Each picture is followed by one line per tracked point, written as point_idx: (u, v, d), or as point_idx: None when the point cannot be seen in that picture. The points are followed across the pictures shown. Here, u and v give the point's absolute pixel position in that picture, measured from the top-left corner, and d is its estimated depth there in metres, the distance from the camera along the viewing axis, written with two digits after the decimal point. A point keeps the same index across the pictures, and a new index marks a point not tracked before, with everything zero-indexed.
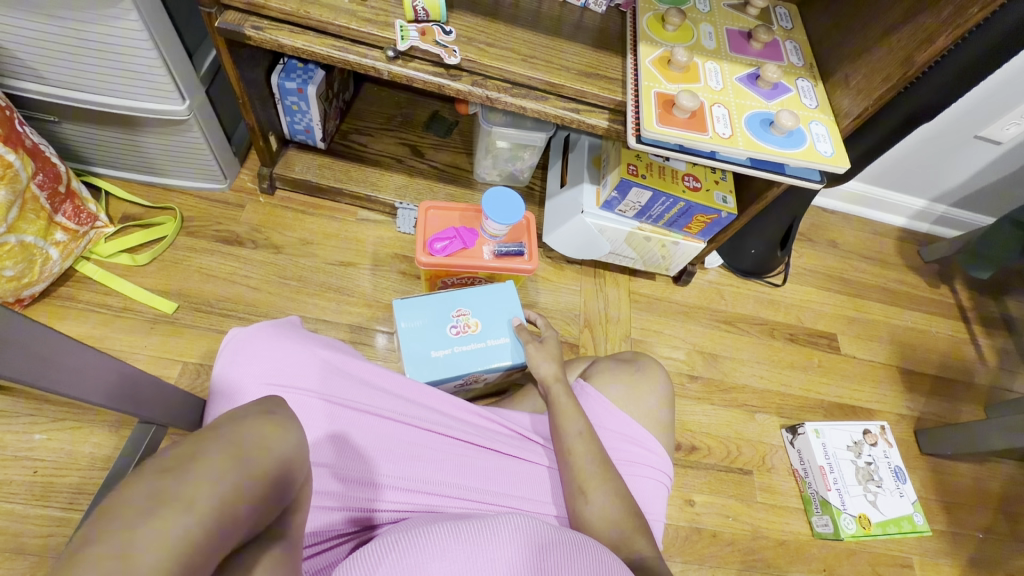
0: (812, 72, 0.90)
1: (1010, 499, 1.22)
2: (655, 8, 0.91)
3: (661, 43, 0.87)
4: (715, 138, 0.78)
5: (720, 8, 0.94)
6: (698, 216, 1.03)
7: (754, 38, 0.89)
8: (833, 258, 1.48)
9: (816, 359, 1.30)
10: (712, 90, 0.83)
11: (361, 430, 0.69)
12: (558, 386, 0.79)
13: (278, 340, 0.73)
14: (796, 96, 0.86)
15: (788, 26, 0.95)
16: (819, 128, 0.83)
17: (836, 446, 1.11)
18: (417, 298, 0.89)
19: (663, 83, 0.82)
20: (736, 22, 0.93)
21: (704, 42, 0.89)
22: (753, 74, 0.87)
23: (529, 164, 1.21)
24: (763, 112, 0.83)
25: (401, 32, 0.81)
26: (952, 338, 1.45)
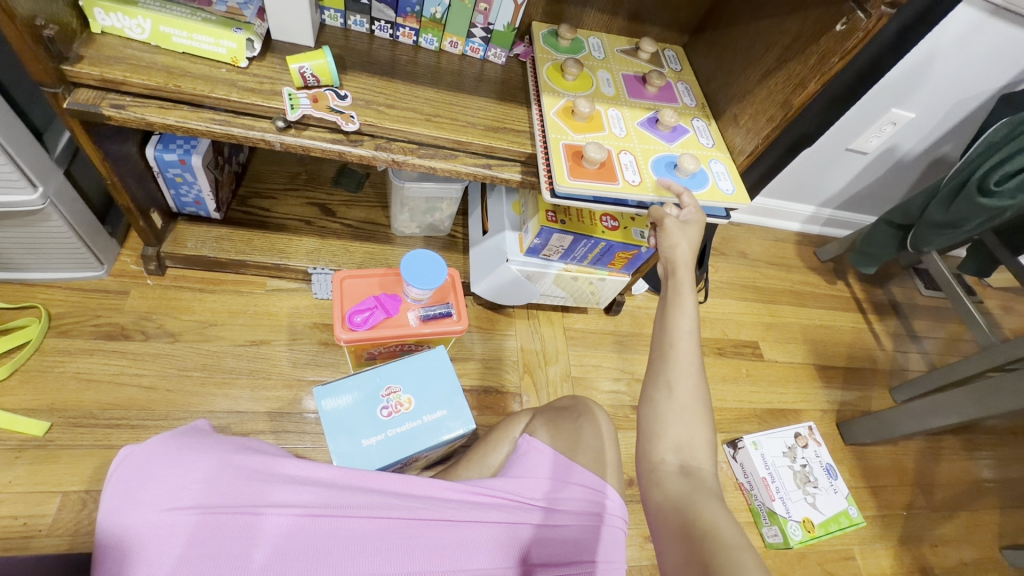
0: (704, 112, 0.95)
1: (923, 472, 1.35)
2: (553, 57, 0.92)
3: (563, 93, 0.88)
4: (626, 186, 0.80)
5: (615, 55, 0.98)
6: (620, 253, 1.05)
7: (648, 83, 0.93)
8: (744, 268, 1.59)
9: (744, 370, 1.37)
10: (617, 138, 0.85)
11: (287, 539, 0.53)
12: (684, 271, 0.70)
13: (180, 452, 0.56)
14: (694, 138, 0.90)
15: (677, 68, 1.01)
16: (719, 166, 0.88)
17: (773, 455, 1.16)
18: (341, 380, 0.81)
19: (571, 134, 0.83)
20: (631, 68, 0.97)
21: (605, 90, 0.91)
22: (654, 117, 0.90)
23: (448, 214, 1.17)
24: (667, 156, 0.86)
25: (290, 101, 0.76)
26: (853, 329, 1.59)
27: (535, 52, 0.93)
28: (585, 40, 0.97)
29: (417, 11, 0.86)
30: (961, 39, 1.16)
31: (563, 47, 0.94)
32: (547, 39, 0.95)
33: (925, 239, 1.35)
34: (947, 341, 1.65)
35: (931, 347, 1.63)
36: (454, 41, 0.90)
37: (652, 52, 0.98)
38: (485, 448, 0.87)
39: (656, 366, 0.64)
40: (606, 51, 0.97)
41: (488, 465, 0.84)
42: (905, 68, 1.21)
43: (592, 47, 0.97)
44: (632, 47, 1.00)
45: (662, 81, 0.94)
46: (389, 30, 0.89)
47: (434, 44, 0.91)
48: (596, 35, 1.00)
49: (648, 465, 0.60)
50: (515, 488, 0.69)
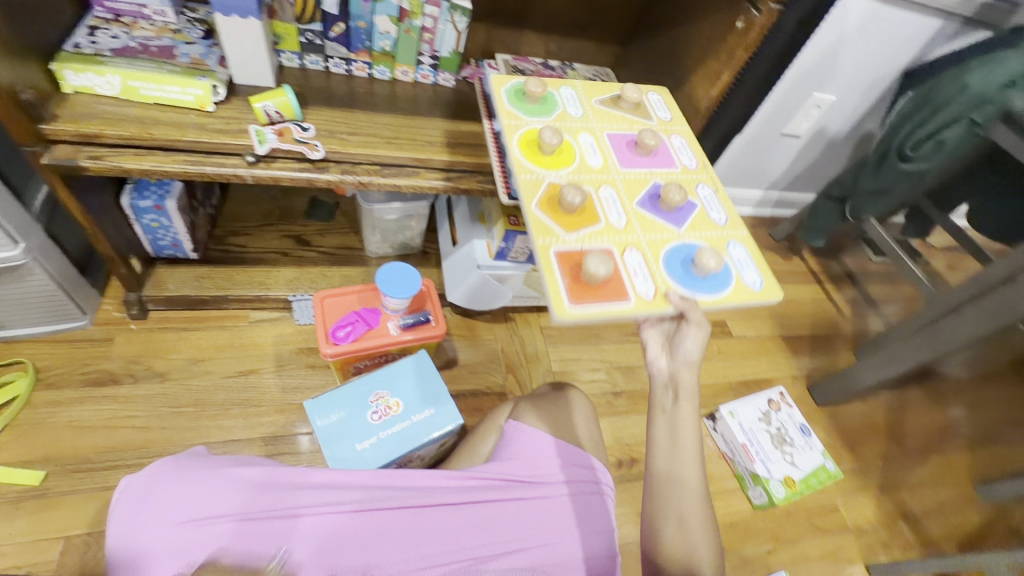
0: (709, 173, 0.82)
1: (893, 423, 1.43)
2: (525, 122, 0.79)
3: (537, 161, 0.75)
4: (639, 303, 0.67)
5: (594, 107, 0.86)
6: None
7: (640, 146, 0.80)
8: None
9: (715, 348, 1.45)
10: (617, 231, 0.72)
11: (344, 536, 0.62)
12: (689, 397, 0.69)
13: (185, 470, 0.62)
14: (703, 212, 0.77)
15: (666, 116, 0.88)
16: (739, 250, 0.75)
17: (750, 421, 1.21)
18: (331, 393, 0.85)
19: (563, 235, 0.70)
20: (617, 124, 0.85)
21: (591, 159, 0.78)
22: (653, 189, 0.78)
23: (419, 231, 1.24)
24: (680, 248, 0.73)
25: (257, 136, 0.82)
26: (813, 299, 1.70)
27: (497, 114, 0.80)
28: (558, 92, 0.85)
29: (367, 46, 0.93)
30: (863, 26, 1.29)
31: (530, 103, 0.82)
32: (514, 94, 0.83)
33: (861, 208, 1.47)
34: (901, 301, 1.77)
35: (888, 308, 1.74)
36: (405, 70, 0.98)
37: (637, 98, 0.86)
38: (475, 442, 0.91)
39: (664, 496, 0.67)
40: (584, 104, 0.85)
41: (478, 454, 0.88)
42: (818, 55, 1.34)
43: (567, 102, 0.85)
44: (613, 96, 0.89)
45: (655, 140, 0.81)
46: (343, 65, 0.96)
47: (387, 74, 0.98)
48: (569, 85, 0.87)
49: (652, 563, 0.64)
50: (513, 467, 0.74)
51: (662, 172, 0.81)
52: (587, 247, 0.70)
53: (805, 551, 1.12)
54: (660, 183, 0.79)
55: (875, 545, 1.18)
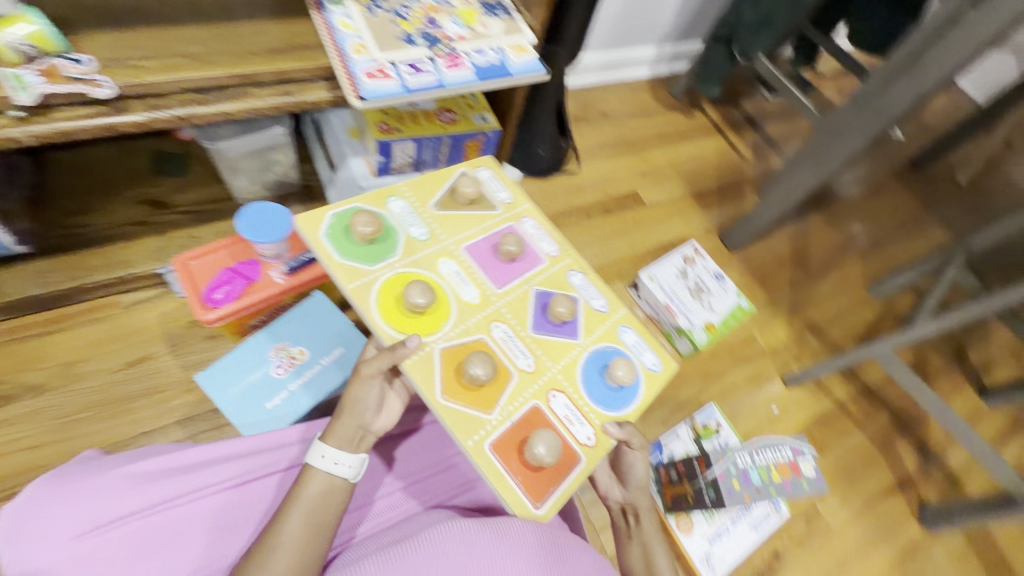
0: (570, 254, 0.81)
1: (798, 252, 1.53)
2: (373, 275, 0.69)
3: (429, 339, 0.67)
4: (587, 455, 0.68)
5: (434, 217, 0.76)
6: (469, 144, 1.03)
7: (504, 252, 0.75)
8: (609, 127, 1.63)
9: (631, 220, 1.45)
10: (530, 377, 0.70)
11: (228, 512, 0.62)
12: (644, 495, 0.74)
13: (65, 484, 0.58)
14: (587, 306, 0.77)
15: (508, 197, 0.82)
16: (631, 333, 0.77)
17: (669, 281, 1.25)
18: (221, 360, 0.77)
19: (489, 418, 0.65)
20: (469, 230, 0.77)
21: (463, 296, 0.72)
22: (539, 301, 0.75)
23: (289, 164, 1.10)
24: (593, 358, 0.73)
25: (15, 83, 0.64)
26: (718, 151, 1.72)
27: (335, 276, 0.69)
28: (388, 215, 0.74)
29: None
30: None
31: (378, 253, 0.71)
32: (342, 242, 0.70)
33: (749, 45, 1.44)
34: (798, 134, 1.82)
35: (786, 144, 1.79)
36: None
37: (474, 192, 0.77)
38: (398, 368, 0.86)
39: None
40: (422, 219, 0.75)
41: None
42: None
43: (410, 225, 0.74)
44: (447, 189, 0.79)
45: (518, 244, 0.75)
46: None
47: None
48: (397, 196, 0.75)
49: None
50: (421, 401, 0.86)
51: (535, 275, 0.77)
52: (516, 420, 0.66)
53: (732, 381, 1.23)
54: (541, 290, 0.76)
55: (790, 359, 1.31)
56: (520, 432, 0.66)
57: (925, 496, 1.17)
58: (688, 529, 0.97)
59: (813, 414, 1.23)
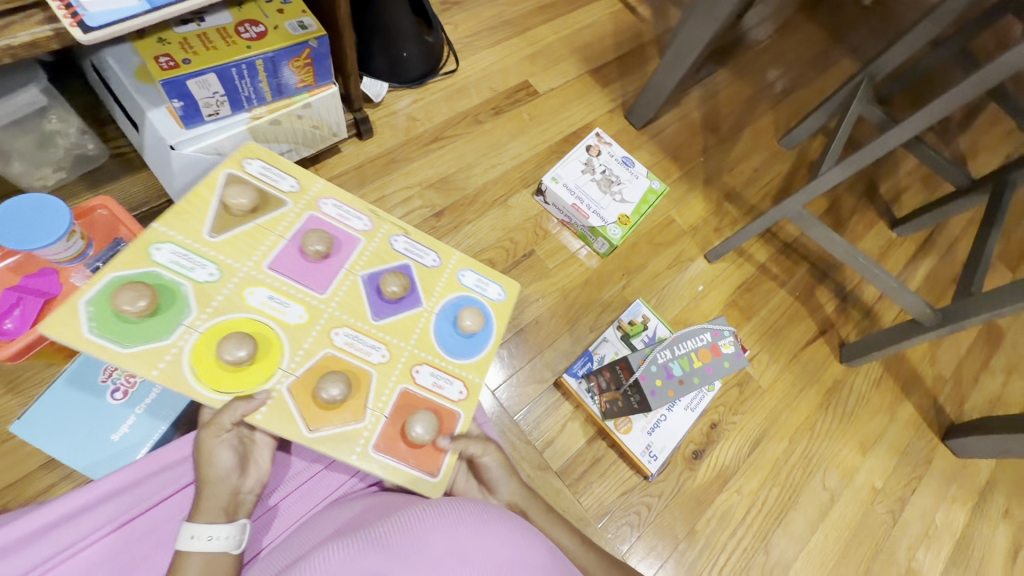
0: (382, 217, 0.65)
1: (708, 116, 1.44)
2: (176, 345, 0.50)
3: (262, 391, 0.52)
4: (466, 408, 0.62)
5: (216, 246, 0.55)
6: (293, 63, 0.82)
7: (308, 250, 0.58)
8: (484, 8, 1.40)
9: (526, 115, 1.29)
10: (389, 367, 0.59)
11: (114, 559, 0.54)
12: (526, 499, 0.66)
13: None
14: (419, 268, 0.65)
15: (291, 177, 0.62)
16: (471, 271, 0.67)
17: (574, 178, 1.14)
18: (39, 408, 0.63)
19: (364, 424, 0.56)
20: (263, 245, 0.57)
21: (290, 320, 0.56)
22: (370, 284, 0.61)
23: (77, 129, 0.87)
24: (444, 315, 0.64)
25: None
26: (612, 15, 1.52)
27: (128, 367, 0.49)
28: (157, 268, 0.51)
29: None
30: None
31: (162, 314, 0.50)
32: (109, 325, 0.49)
33: None
34: None
35: None
36: None
37: (249, 195, 0.57)
38: None
39: None
40: (201, 254, 0.54)
41: None
42: None
43: (183, 262, 0.53)
44: (216, 202, 0.57)
45: (322, 235, 0.59)
46: None
47: None
48: (152, 236, 0.52)
49: None
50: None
51: (357, 260, 0.62)
52: (393, 413, 0.58)
53: (654, 269, 1.19)
54: (368, 274, 0.61)
55: (710, 234, 1.27)
56: (399, 421, 0.57)
57: (844, 336, 1.23)
58: (626, 428, 0.97)
59: (737, 283, 1.22)
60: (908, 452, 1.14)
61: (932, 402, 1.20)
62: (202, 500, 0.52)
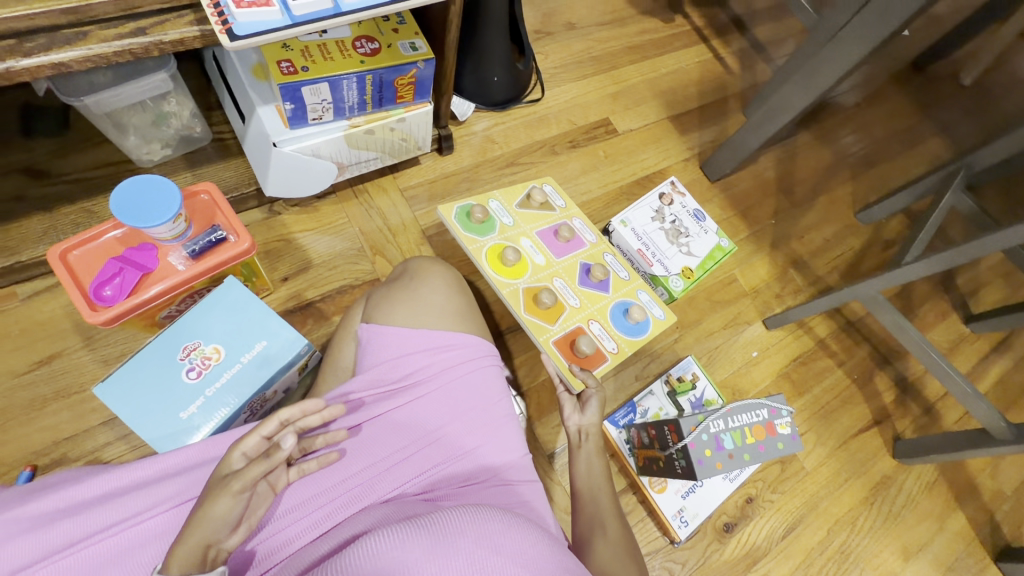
0: (605, 241, 1.10)
1: (784, 177, 1.41)
2: (482, 243, 1.02)
3: (512, 283, 1.00)
4: (613, 359, 0.97)
5: (517, 211, 1.07)
6: (398, 81, 0.86)
7: (561, 236, 1.06)
8: (575, 41, 1.42)
9: (602, 153, 1.30)
10: (575, 310, 1.00)
11: (168, 535, 0.56)
12: (595, 430, 0.80)
13: None
14: (616, 275, 1.06)
15: (562, 204, 1.13)
16: (645, 295, 1.05)
17: (643, 224, 1.13)
18: (119, 371, 0.66)
19: (552, 328, 0.97)
20: (542, 221, 1.08)
21: (538, 261, 1.03)
22: (584, 267, 1.05)
23: (190, 115, 0.94)
24: (616, 305, 1.03)
25: None
26: (701, 63, 1.52)
27: (461, 241, 1.01)
28: (489, 209, 1.05)
29: None
30: None
31: (479, 230, 1.02)
32: (465, 224, 1.03)
33: None
34: (790, 37, 1.61)
35: (775, 50, 1.59)
36: None
37: (543, 197, 1.09)
38: (335, 351, 0.80)
39: (585, 503, 0.74)
40: (510, 212, 1.07)
41: (343, 368, 0.77)
42: None
43: (501, 215, 1.06)
44: (525, 195, 1.10)
45: (570, 231, 1.07)
46: None
47: None
48: (492, 198, 1.07)
49: (581, 542, 0.70)
50: (375, 375, 0.70)
51: (583, 252, 1.07)
52: (569, 330, 0.98)
53: (708, 327, 1.17)
54: (585, 262, 1.06)
55: (771, 300, 1.24)
56: (571, 339, 0.97)
57: (900, 430, 1.16)
58: (660, 487, 0.94)
59: (792, 355, 1.19)
60: (954, 568, 1.07)
61: (988, 518, 1.12)
62: (176, 550, 0.49)
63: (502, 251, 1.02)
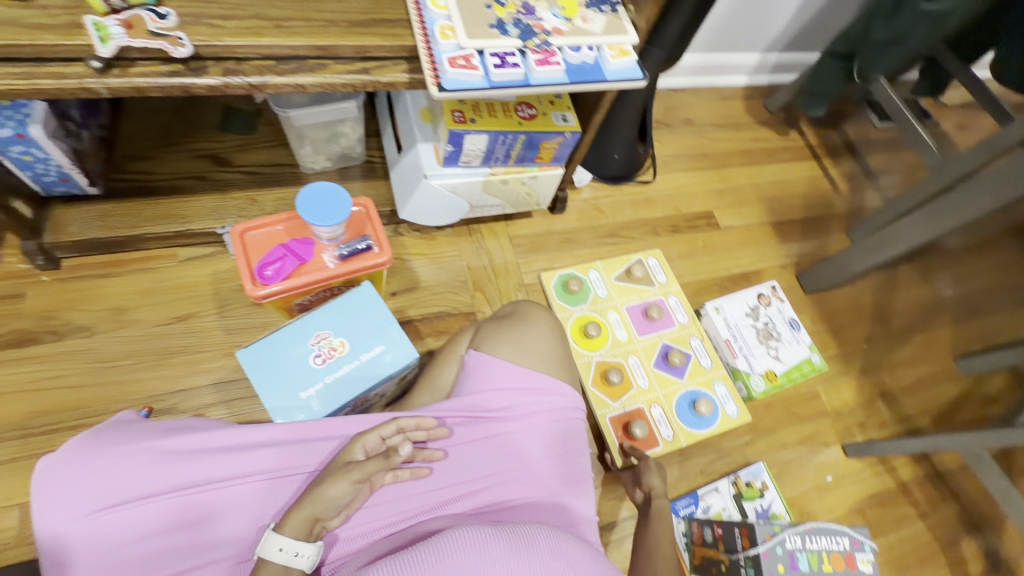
0: (697, 325, 1.16)
1: (881, 305, 1.38)
2: (571, 311, 1.14)
3: (589, 353, 1.10)
4: (664, 447, 1.03)
5: (614, 285, 1.18)
6: (544, 145, 0.96)
7: (650, 317, 1.14)
8: (691, 136, 1.51)
9: (700, 242, 1.34)
10: (643, 391, 1.07)
11: (260, 503, 0.63)
12: (660, 497, 0.83)
13: (104, 451, 0.60)
14: (697, 362, 1.11)
15: (664, 280, 1.21)
16: (722, 388, 1.09)
17: (736, 317, 1.16)
18: (263, 340, 0.75)
19: (613, 404, 1.05)
20: (635, 297, 1.17)
21: (620, 336, 1.12)
22: (664, 349, 1.12)
23: (356, 138, 1.06)
24: (686, 394, 1.08)
25: (97, 32, 0.62)
26: (809, 179, 1.56)
27: (553, 307, 1.14)
28: (588, 279, 1.17)
29: None
30: None
31: (571, 300, 1.15)
32: (559, 290, 1.16)
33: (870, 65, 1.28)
34: (903, 171, 1.63)
35: (886, 180, 1.61)
36: None
37: (642, 274, 1.19)
38: (435, 369, 0.85)
39: (644, 558, 0.73)
40: (606, 284, 1.18)
41: (441, 387, 0.83)
42: None
43: (596, 286, 1.17)
44: (626, 269, 1.20)
45: (659, 311, 1.15)
46: None
47: None
48: (594, 268, 1.19)
49: None
50: (470, 401, 0.75)
51: (668, 332, 1.14)
52: (630, 410, 1.05)
53: (783, 438, 1.13)
54: (667, 343, 1.13)
55: (852, 426, 1.19)
56: (627, 418, 1.04)
57: None
58: None
59: (869, 491, 1.12)
60: None
61: None
62: (291, 517, 0.59)
63: (587, 322, 1.13)
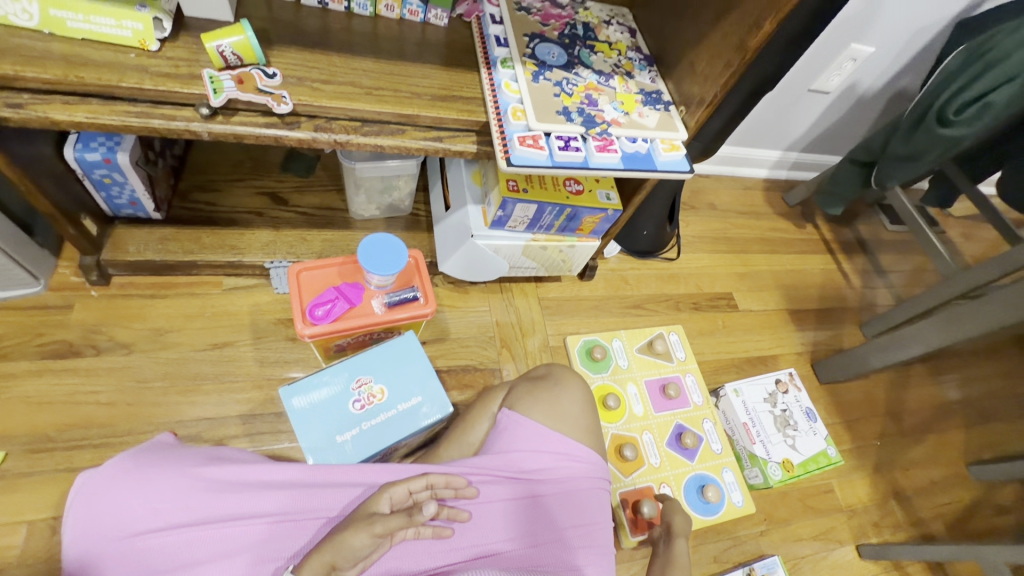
0: (710, 408, 1.17)
1: (893, 402, 1.40)
2: (593, 379, 1.15)
3: (607, 423, 1.10)
4: None
5: (635, 356, 1.20)
6: (587, 218, 1.02)
7: (668, 394, 1.15)
8: (715, 219, 1.59)
9: (720, 322, 1.38)
10: (654, 469, 1.07)
11: (263, 546, 0.61)
12: (679, 538, 0.84)
13: (137, 471, 0.61)
14: (708, 445, 1.12)
15: (682, 357, 1.23)
16: (729, 475, 1.10)
17: (754, 401, 1.16)
18: (304, 379, 0.76)
19: (625, 479, 1.05)
20: (654, 371, 1.19)
21: (636, 409, 1.13)
22: (678, 428, 1.12)
23: (407, 192, 1.13)
24: (695, 477, 1.08)
25: (212, 83, 0.68)
26: (824, 271, 1.62)
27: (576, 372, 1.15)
28: (611, 347, 1.20)
29: None
30: None
31: (594, 366, 1.17)
32: (583, 356, 1.18)
33: (887, 174, 1.38)
34: (913, 272, 1.69)
35: (897, 279, 1.67)
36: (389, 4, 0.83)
37: (663, 348, 1.21)
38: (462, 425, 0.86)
39: None
40: (628, 355, 1.20)
41: (468, 443, 0.84)
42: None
43: (618, 356, 1.19)
44: (648, 341, 1.23)
45: (677, 389, 1.16)
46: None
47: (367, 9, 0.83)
48: (617, 337, 1.22)
49: None
50: (498, 461, 0.75)
51: (682, 412, 1.15)
52: (640, 487, 1.05)
53: (796, 531, 1.11)
54: (681, 423, 1.13)
55: (866, 526, 1.17)
56: (638, 495, 1.04)
57: None
58: None
59: None
60: None
61: None
62: (309, 562, 0.57)
63: (607, 392, 1.14)
